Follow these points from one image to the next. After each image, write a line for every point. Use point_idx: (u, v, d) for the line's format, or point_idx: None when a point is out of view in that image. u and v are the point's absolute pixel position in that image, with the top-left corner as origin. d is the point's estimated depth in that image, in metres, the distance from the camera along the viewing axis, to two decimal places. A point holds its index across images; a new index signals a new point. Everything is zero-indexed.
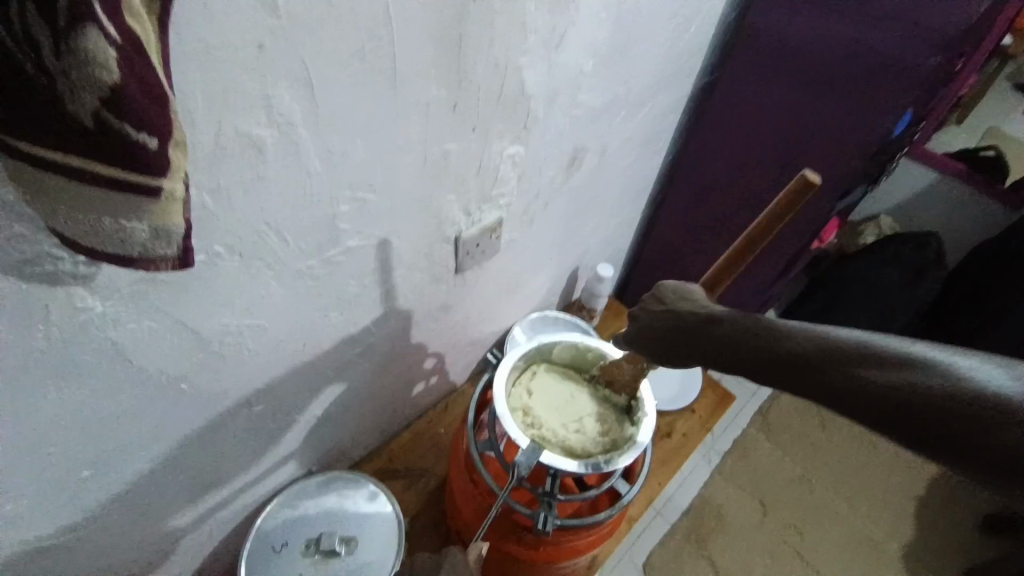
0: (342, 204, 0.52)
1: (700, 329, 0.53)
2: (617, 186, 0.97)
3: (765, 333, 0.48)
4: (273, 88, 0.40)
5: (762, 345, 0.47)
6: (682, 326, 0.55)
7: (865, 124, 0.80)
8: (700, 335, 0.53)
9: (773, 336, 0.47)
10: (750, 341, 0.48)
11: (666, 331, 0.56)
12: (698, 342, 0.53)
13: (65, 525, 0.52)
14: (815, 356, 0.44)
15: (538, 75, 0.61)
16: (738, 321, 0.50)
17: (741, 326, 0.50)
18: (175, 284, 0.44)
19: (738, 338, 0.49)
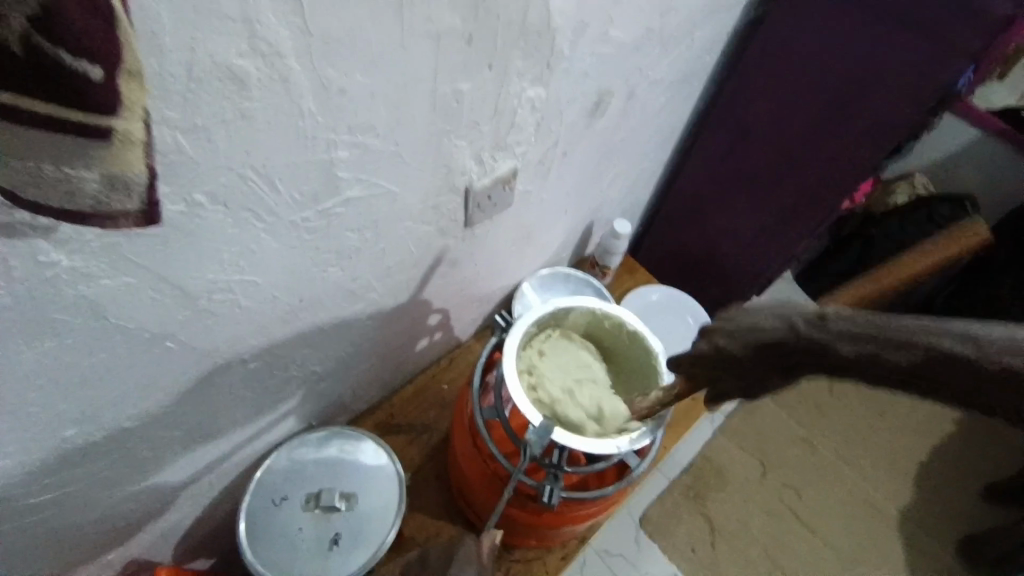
0: (340, 150, 0.46)
1: (788, 350, 0.44)
2: (642, 135, 0.89)
3: (875, 348, 0.40)
4: (255, 8, 0.33)
5: (877, 357, 0.40)
6: (762, 347, 0.45)
7: (934, 68, 0.72)
8: (793, 358, 0.44)
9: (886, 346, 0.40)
10: (863, 354, 0.40)
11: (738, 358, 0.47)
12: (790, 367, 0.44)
13: (56, 479, 0.50)
14: (943, 362, 0.38)
15: (567, 2, 0.53)
16: (833, 333, 0.42)
17: (840, 343, 0.41)
18: (152, 237, 0.39)
19: (843, 352, 0.41)
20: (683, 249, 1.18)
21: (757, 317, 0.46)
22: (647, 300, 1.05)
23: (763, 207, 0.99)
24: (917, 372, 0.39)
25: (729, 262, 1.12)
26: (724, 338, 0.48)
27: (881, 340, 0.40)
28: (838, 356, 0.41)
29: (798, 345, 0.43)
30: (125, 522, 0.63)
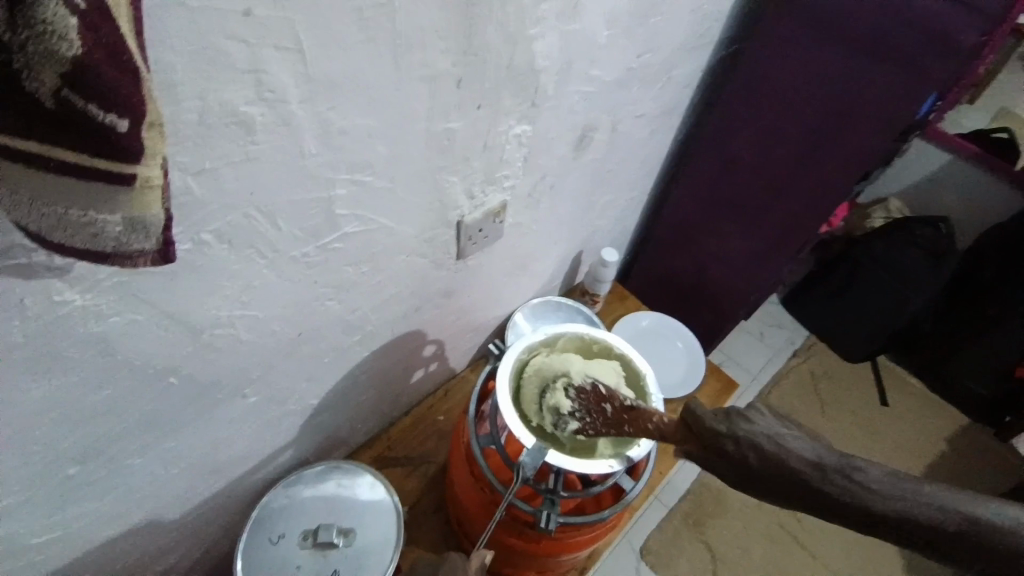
0: (339, 187, 0.48)
1: (813, 489, 0.38)
2: (627, 167, 0.93)
3: (913, 513, 0.35)
4: (262, 58, 0.36)
5: (912, 526, 0.35)
6: (787, 476, 0.39)
7: (897, 98, 0.75)
8: (815, 498, 0.38)
9: (927, 516, 0.35)
10: (894, 521, 0.35)
11: (756, 475, 0.40)
12: (808, 504, 0.38)
13: (54, 520, 0.50)
14: (988, 546, 0.34)
15: (550, 46, 0.56)
16: (869, 484, 0.36)
17: (876, 498, 0.36)
18: (161, 274, 0.41)
19: (876, 508, 0.36)
20: (671, 274, 1.21)
21: (789, 440, 0.40)
22: (638, 326, 1.07)
23: (747, 231, 1.02)
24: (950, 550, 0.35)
25: (716, 286, 1.14)
26: (747, 452, 0.41)
27: (925, 508, 0.35)
28: (865, 510, 0.36)
29: (825, 486, 0.37)
30: (121, 565, 0.62)
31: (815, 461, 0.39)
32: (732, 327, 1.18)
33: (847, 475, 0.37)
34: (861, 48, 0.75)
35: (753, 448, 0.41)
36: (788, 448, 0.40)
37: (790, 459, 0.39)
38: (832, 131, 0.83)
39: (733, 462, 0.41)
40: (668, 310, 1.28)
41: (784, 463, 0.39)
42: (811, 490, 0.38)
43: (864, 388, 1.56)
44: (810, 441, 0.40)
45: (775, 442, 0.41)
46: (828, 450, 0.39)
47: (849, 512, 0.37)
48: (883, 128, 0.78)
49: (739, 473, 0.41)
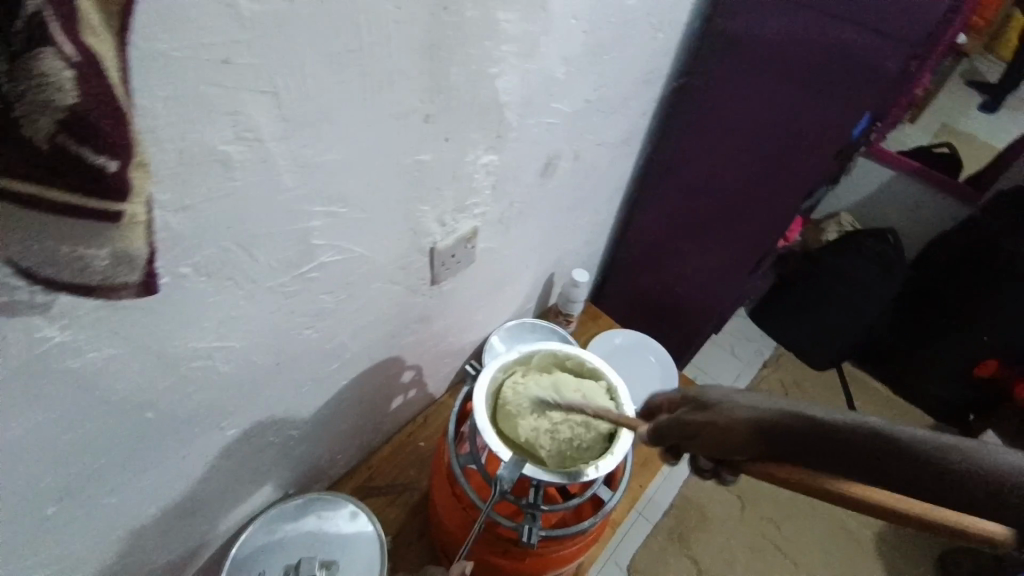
0: (315, 219, 0.50)
1: (752, 428, 0.37)
2: (592, 191, 0.97)
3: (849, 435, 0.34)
4: (240, 102, 0.38)
5: (833, 442, 0.34)
6: (721, 420, 0.39)
7: (837, 122, 0.81)
8: (751, 436, 0.37)
9: (855, 435, 0.34)
10: (792, 432, 0.36)
11: (704, 434, 0.40)
12: (746, 445, 0.38)
13: (26, 565, 0.49)
14: (918, 461, 0.32)
15: (511, 82, 0.60)
16: (824, 426, 0.35)
17: (817, 427, 0.35)
18: (141, 308, 0.42)
19: (820, 438, 0.35)
20: (641, 293, 1.25)
21: (726, 398, 0.41)
22: (611, 344, 1.10)
23: (711, 249, 1.07)
24: (872, 461, 0.33)
25: (685, 302, 1.18)
26: (698, 412, 0.42)
27: (847, 425, 0.34)
28: (794, 433, 0.36)
29: (763, 418, 0.37)
30: None
31: (753, 408, 0.39)
32: (702, 340, 1.23)
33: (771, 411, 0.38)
34: (802, 80, 0.82)
35: (704, 415, 0.41)
36: (721, 399, 0.41)
37: (723, 408, 0.40)
38: (781, 154, 0.89)
39: (682, 426, 0.42)
40: (641, 327, 1.31)
41: (727, 418, 0.39)
42: (768, 429, 0.37)
43: (833, 395, 1.61)
44: (749, 395, 0.41)
45: (711, 399, 0.42)
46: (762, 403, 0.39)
47: (771, 439, 0.37)
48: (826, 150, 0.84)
49: (681, 437, 0.42)
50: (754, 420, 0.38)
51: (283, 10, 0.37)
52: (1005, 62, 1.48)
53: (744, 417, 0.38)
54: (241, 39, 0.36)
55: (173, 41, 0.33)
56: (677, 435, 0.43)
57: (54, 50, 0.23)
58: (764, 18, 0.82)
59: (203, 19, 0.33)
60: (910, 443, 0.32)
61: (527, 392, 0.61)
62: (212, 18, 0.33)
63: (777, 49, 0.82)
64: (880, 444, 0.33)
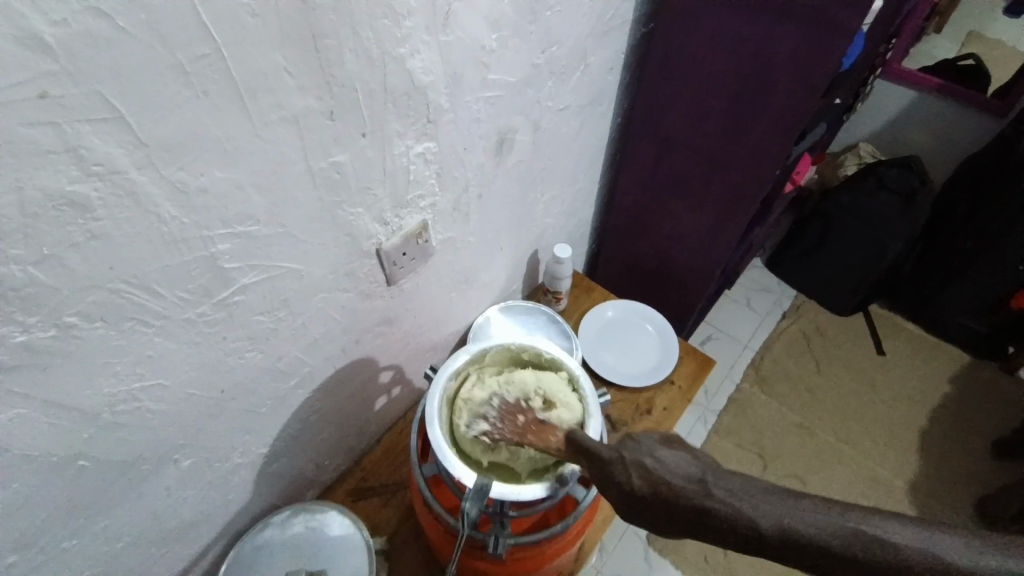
0: (220, 242, 0.47)
1: (691, 502, 0.40)
2: (565, 161, 0.90)
3: (779, 522, 0.38)
4: (78, 136, 0.34)
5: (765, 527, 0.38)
6: (664, 484, 0.41)
7: (824, 49, 0.72)
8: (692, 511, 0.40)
9: (786, 527, 0.38)
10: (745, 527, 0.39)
11: (646, 501, 0.42)
12: (688, 517, 0.40)
13: None
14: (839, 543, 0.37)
15: (427, 62, 0.54)
16: (754, 502, 0.39)
17: (742, 507, 0.39)
18: (33, 366, 0.40)
19: (742, 514, 0.39)
20: (635, 259, 1.18)
21: (662, 460, 0.42)
22: (604, 318, 1.06)
23: (699, 207, 1.00)
24: (798, 544, 0.38)
25: (681, 264, 1.12)
26: (641, 478, 0.42)
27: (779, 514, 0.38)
28: (723, 513, 0.39)
29: (701, 494, 0.40)
30: None
31: (696, 478, 0.41)
32: (701, 302, 1.17)
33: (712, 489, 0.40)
34: (776, 9, 0.73)
35: (647, 479, 0.42)
36: (659, 467, 0.42)
37: (663, 476, 0.42)
38: (764, 93, 0.80)
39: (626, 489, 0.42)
40: (639, 294, 1.26)
41: (670, 487, 0.41)
42: (701, 507, 0.40)
43: (860, 340, 1.52)
44: (685, 458, 0.43)
45: (651, 463, 0.42)
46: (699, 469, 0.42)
47: (706, 514, 0.40)
48: (816, 82, 0.75)
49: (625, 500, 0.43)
50: (696, 495, 0.40)
51: (99, 28, 0.32)
52: None
53: (686, 488, 0.41)
54: (52, 68, 0.32)
55: None
56: (626, 501, 0.43)
57: None
58: None
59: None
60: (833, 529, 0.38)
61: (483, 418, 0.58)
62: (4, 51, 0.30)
63: None
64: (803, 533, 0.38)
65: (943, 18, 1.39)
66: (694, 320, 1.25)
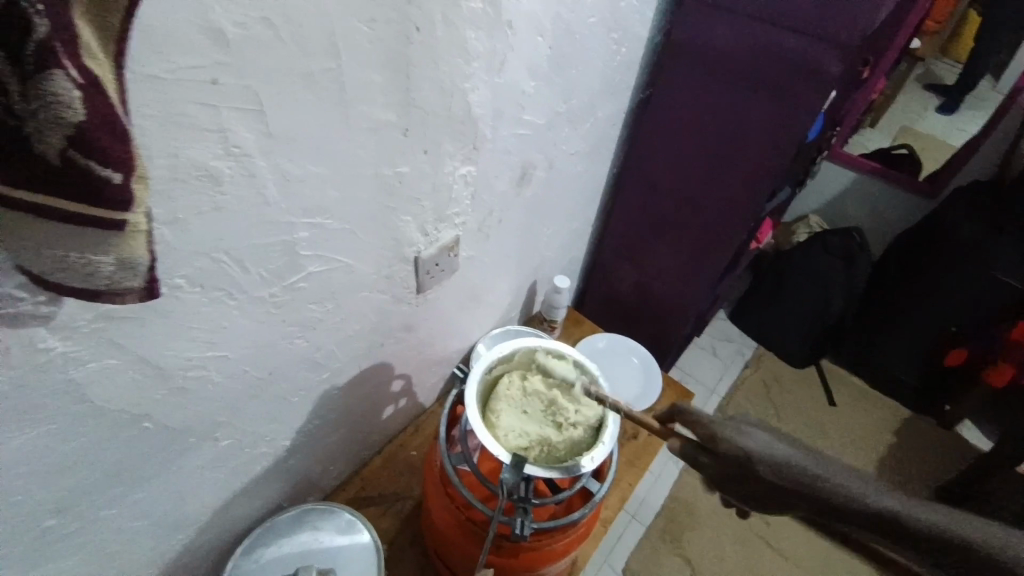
0: (300, 230, 0.53)
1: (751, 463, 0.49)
2: (568, 200, 1.01)
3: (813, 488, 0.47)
4: (227, 119, 0.41)
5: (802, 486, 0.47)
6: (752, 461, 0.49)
7: (790, 122, 0.87)
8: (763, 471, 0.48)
9: (852, 496, 0.46)
10: (811, 486, 0.47)
11: (748, 469, 0.48)
12: (795, 484, 0.47)
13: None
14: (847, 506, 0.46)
15: (482, 97, 0.64)
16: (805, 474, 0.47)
17: (812, 475, 0.47)
18: (136, 317, 0.44)
19: (812, 480, 0.47)
20: (623, 295, 1.29)
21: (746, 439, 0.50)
22: (595, 348, 1.14)
23: (682, 251, 1.13)
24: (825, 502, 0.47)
25: (663, 302, 1.23)
26: (750, 445, 0.49)
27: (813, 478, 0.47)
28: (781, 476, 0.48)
29: (793, 466, 0.48)
30: None
31: (795, 458, 0.48)
32: (679, 339, 1.27)
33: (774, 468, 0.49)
34: (752, 86, 0.88)
35: (727, 446, 0.50)
36: (770, 445, 0.49)
37: (776, 452, 0.48)
38: (743, 153, 0.94)
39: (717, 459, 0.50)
40: (622, 329, 1.36)
41: (750, 458, 0.48)
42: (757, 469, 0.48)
43: (813, 390, 1.65)
44: (781, 441, 0.50)
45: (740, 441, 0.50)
46: (773, 445, 0.49)
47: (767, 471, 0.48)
48: (782, 148, 0.89)
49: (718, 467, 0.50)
50: (802, 467, 0.47)
51: (264, 35, 0.40)
52: (961, 63, 1.49)
53: (797, 463, 0.48)
54: (225, 61, 0.39)
55: (164, 65, 0.36)
56: (728, 464, 0.50)
57: (64, 73, 0.25)
58: (714, 30, 0.87)
59: (195, 46, 0.36)
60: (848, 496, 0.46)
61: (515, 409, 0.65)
62: (199, 46, 0.37)
63: (727, 57, 0.88)
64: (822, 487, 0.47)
65: (876, 115, 1.63)
66: (671, 357, 1.34)
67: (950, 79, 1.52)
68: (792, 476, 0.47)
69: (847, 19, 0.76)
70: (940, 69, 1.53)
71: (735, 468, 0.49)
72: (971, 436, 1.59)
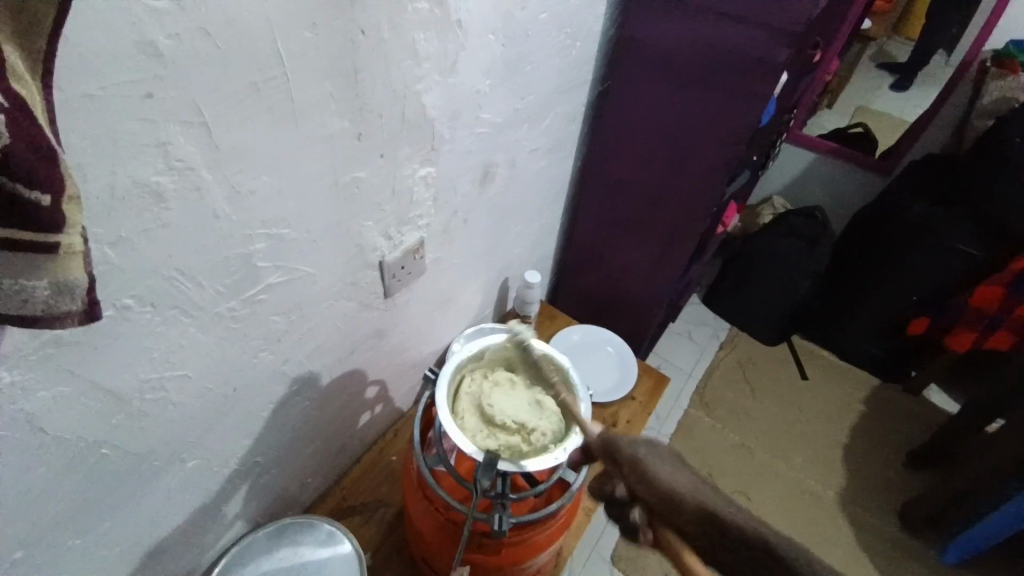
0: (256, 242, 0.52)
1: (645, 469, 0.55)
2: (533, 196, 1.01)
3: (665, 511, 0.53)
4: (167, 134, 0.40)
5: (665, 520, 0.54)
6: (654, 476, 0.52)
7: (744, 110, 0.89)
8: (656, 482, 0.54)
9: (689, 499, 0.50)
10: (663, 495, 0.51)
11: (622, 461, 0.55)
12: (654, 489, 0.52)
13: None
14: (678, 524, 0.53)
15: (436, 99, 0.64)
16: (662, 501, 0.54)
17: (670, 484, 0.51)
18: (87, 341, 0.43)
19: (667, 487, 0.51)
20: (596, 288, 1.30)
21: (669, 470, 0.52)
22: (570, 341, 1.15)
23: (648, 240, 1.14)
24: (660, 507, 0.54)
25: (636, 291, 1.24)
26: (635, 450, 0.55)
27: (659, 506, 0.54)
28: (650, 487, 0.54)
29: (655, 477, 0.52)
30: None
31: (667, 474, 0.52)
32: (654, 326, 1.29)
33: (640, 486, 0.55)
34: (706, 75, 0.90)
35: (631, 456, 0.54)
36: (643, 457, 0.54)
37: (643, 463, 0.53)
38: (700, 141, 0.96)
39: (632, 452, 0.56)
40: (597, 321, 1.37)
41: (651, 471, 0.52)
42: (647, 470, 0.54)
43: (787, 367, 1.69)
44: (666, 457, 0.54)
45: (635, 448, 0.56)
46: (651, 453, 0.54)
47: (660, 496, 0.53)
48: (739, 134, 0.92)
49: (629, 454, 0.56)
50: (661, 478, 0.52)
51: (201, 45, 0.39)
52: (914, 40, 1.45)
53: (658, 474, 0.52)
54: (160, 74, 0.38)
55: (95, 82, 0.34)
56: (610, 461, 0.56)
57: None
58: (665, 21, 0.88)
59: (129, 61, 0.36)
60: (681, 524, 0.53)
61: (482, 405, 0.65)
62: (130, 60, 0.36)
63: (679, 48, 0.90)
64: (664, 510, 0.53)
65: (833, 96, 1.64)
66: (647, 345, 1.36)
67: (903, 57, 1.48)
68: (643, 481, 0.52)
69: (794, 6, 0.78)
70: (892, 47, 1.49)
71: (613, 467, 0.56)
72: (938, 401, 1.65)
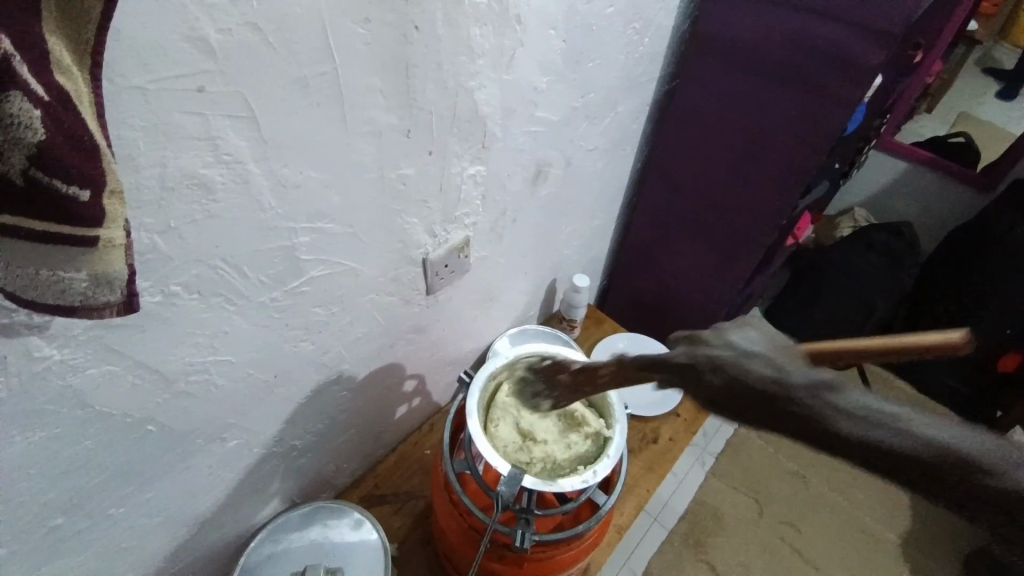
0: (300, 235, 0.53)
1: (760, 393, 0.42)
2: (588, 196, 0.98)
3: (885, 434, 0.36)
4: (217, 127, 0.40)
5: (926, 446, 0.35)
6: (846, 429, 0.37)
7: (823, 116, 0.82)
8: (787, 406, 0.40)
9: (859, 430, 0.37)
10: (800, 420, 0.39)
11: (722, 388, 0.45)
12: (774, 411, 0.41)
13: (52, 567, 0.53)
14: (942, 460, 0.34)
15: (490, 96, 0.62)
16: (854, 413, 0.38)
17: (787, 400, 0.40)
18: (135, 323, 0.44)
19: (785, 403, 0.41)
20: (648, 293, 1.25)
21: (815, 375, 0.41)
22: (615, 348, 1.11)
23: (706, 249, 1.08)
24: (888, 462, 0.36)
25: (689, 301, 1.18)
26: (719, 375, 0.46)
27: (868, 427, 0.36)
28: (807, 413, 0.39)
29: (763, 389, 0.42)
30: None
31: (777, 376, 0.42)
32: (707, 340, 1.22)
33: (834, 397, 0.39)
34: (783, 76, 0.83)
35: (725, 375, 0.45)
36: (738, 366, 0.44)
37: (743, 375, 0.44)
38: (771, 147, 0.89)
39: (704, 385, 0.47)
40: (646, 330, 1.32)
41: (746, 382, 0.43)
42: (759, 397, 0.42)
43: None
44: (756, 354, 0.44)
45: (725, 360, 0.46)
46: (744, 361, 0.44)
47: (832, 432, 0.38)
48: (818, 143, 0.84)
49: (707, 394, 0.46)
50: (780, 392, 0.41)
51: (250, 40, 0.39)
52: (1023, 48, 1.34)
53: (769, 383, 0.42)
54: (211, 68, 0.38)
55: (147, 75, 0.35)
56: (707, 390, 0.46)
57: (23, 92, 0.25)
58: (742, 17, 0.83)
59: (180, 55, 0.36)
60: (955, 444, 0.34)
61: (514, 416, 0.65)
62: (183, 54, 0.36)
63: (757, 46, 0.83)
64: (890, 450, 0.35)
65: (933, 99, 1.49)
66: None
67: (1010, 63, 1.36)
68: (762, 400, 0.42)
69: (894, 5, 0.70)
70: (998, 53, 1.37)
71: (709, 396, 0.46)
72: None
